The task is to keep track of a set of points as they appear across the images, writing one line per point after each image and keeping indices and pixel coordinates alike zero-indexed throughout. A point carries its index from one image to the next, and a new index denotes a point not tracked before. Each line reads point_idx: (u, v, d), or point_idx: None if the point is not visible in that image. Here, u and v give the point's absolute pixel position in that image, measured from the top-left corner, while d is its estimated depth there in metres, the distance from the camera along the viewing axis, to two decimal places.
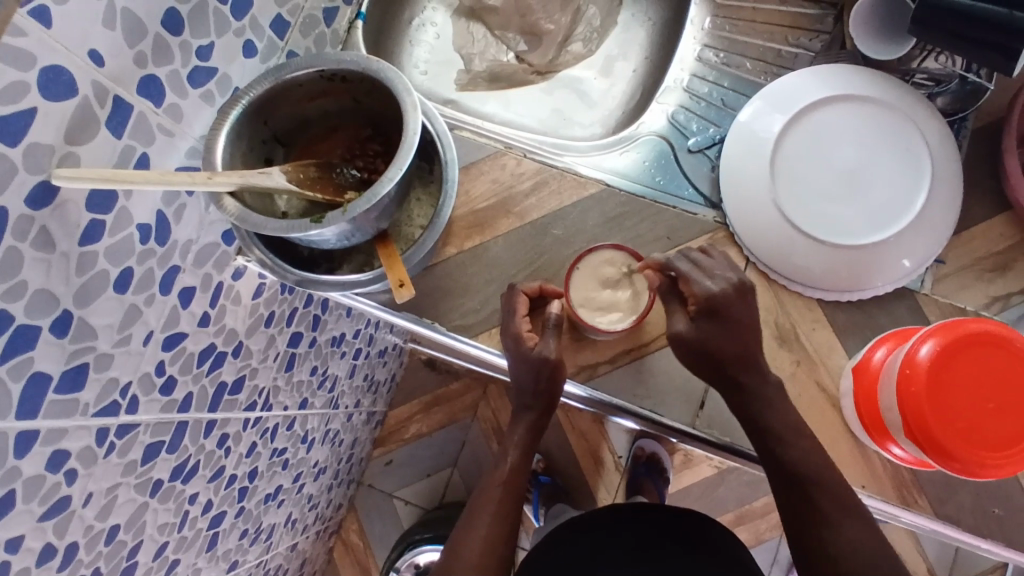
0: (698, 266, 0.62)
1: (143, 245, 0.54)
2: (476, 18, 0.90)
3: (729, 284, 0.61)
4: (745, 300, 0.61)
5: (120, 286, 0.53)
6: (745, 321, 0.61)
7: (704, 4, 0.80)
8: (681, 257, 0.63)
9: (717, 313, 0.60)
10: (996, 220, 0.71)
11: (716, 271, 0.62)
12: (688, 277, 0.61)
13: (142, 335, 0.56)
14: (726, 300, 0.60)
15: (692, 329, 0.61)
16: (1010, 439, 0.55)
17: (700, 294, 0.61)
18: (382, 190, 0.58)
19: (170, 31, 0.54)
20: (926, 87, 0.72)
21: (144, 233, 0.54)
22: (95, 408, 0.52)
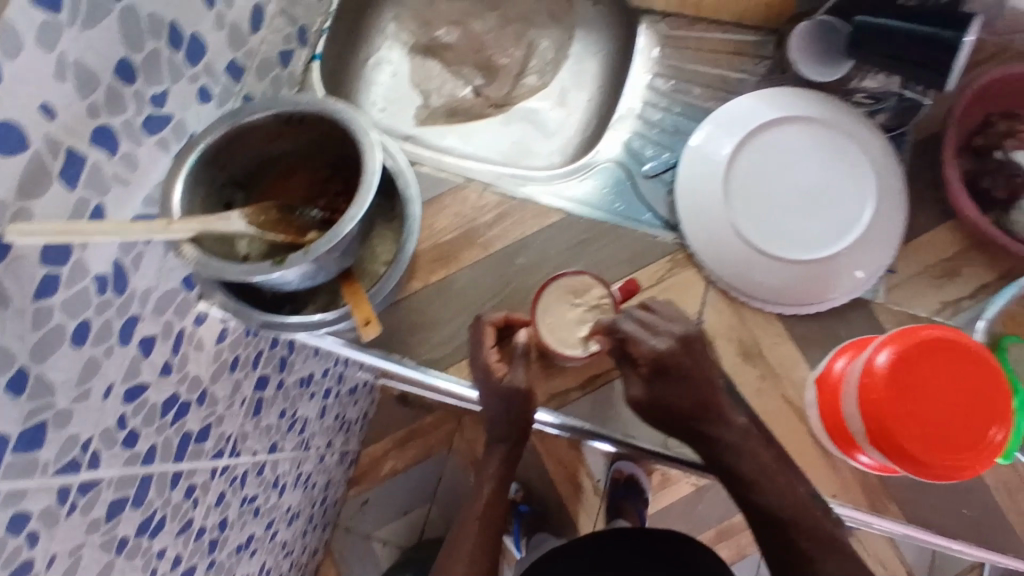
0: (644, 324, 0.60)
1: (100, 296, 0.53)
2: (433, 55, 0.92)
3: (674, 340, 0.59)
4: (693, 353, 0.60)
5: (78, 340, 0.51)
6: (696, 376, 0.59)
7: (651, 36, 0.82)
8: (625, 318, 0.60)
9: (665, 372, 0.59)
10: (941, 227, 0.74)
11: (660, 328, 0.60)
12: (634, 339, 0.59)
13: (101, 388, 0.55)
14: (673, 359, 0.58)
15: (646, 391, 0.60)
16: (971, 441, 0.56)
17: (647, 355, 0.59)
18: (343, 229, 0.58)
19: (123, 81, 0.54)
20: (866, 105, 0.76)
21: (102, 284, 0.53)
22: (56, 466, 0.51)
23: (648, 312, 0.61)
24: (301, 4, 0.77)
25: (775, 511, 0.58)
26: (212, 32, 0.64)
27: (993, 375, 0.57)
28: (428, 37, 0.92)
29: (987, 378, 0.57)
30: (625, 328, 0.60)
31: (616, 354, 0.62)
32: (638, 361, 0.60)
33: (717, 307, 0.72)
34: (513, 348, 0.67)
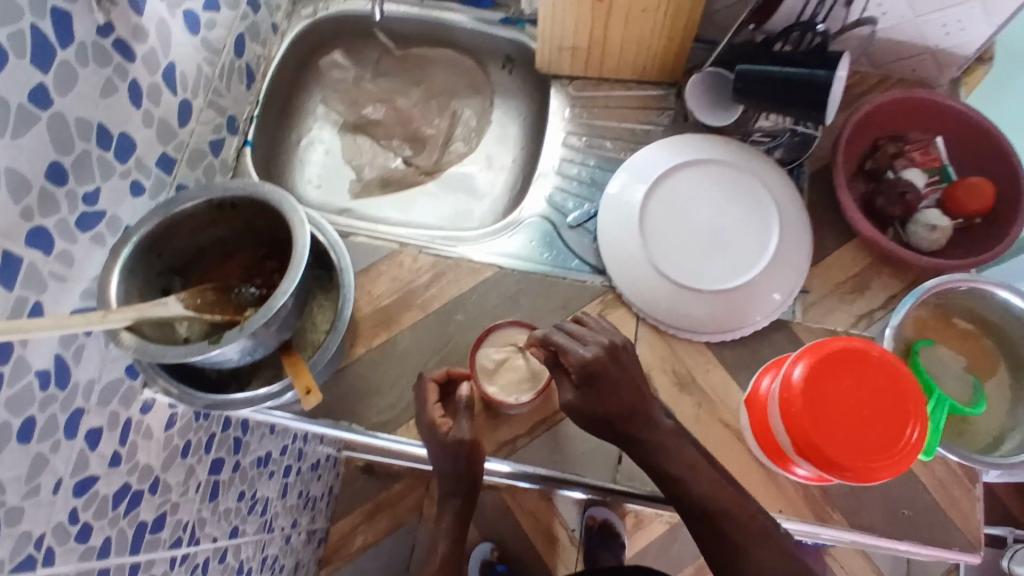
0: (573, 336, 0.64)
1: (44, 391, 0.55)
2: (361, 132, 0.97)
3: (601, 349, 0.63)
4: (620, 364, 0.63)
5: (24, 437, 0.53)
6: (623, 383, 0.63)
7: (561, 97, 0.88)
8: (557, 331, 0.64)
9: (594, 380, 0.62)
10: (846, 247, 0.79)
11: (588, 339, 0.64)
12: (564, 348, 0.63)
13: (50, 484, 0.55)
14: (601, 366, 0.61)
15: (578, 397, 0.62)
16: (891, 440, 0.59)
17: (576, 363, 0.62)
18: (276, 303, 0.60)
19: (55, 183, 0.57)
20: (764, 142, 0.81)
21: (45, 379, 0.55)
22: (11, 564, 0.51)
23: (577, 326, 0.66)
24: (228, 96, 0.81)
25: (699, 500, 0.61)
26: (141, 129, 0.67)
27: (900, 377, 0.60)
28: (356, 115, 0.97)
29: (896, 381, 0.60)
30: (557, 340, 0.63)
31: (551, 366, 0.66)
32: (569, 370, 0.62)
33: (650, 342, 0.75)
34: (456, 404, 0.70)
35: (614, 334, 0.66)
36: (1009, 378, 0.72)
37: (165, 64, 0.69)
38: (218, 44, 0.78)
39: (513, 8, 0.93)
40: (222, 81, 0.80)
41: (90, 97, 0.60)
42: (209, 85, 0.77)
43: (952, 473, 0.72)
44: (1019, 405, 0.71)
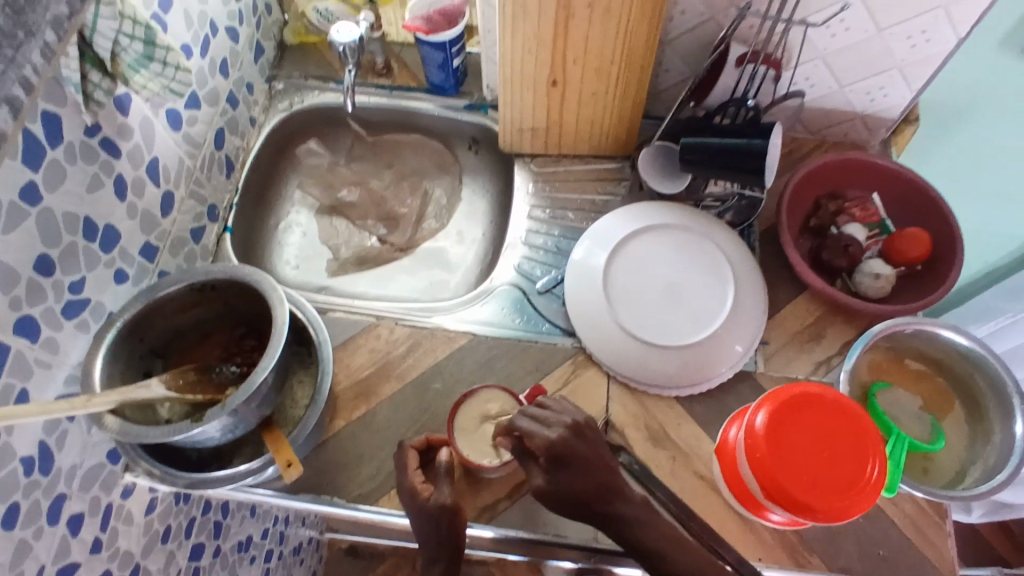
0: (537, 420, 0.64)
1: (27, 477, 0.58)
2: (337, 213, 1.01)
3: (566, 429, 0.63)
4: (587, 442, 0.63)
5: (7, 523, 0.56)
6: (593, 461, 0.62)
7: (525, 173, 0.94)
8: (521, 417, 0.65)
9: (562, 460, 0.61)
10: (799, 299, 0.84)
11: (552, 420, 0.64)
12: (530, 432, 0.63)
13: (33, 571, 0.58)
14: (566, 446, 0.61)
15: (549, 481, 0.61)
16: (854, 479, 0.61)
17: (542, 445, 0.62)
18: (258, 379, 0.63)
19: (42, 274, 0.60)
20: (715, 207, 0.87)
21: (28, 465, 0.58)
22: None
23: (542, 410, 0.66)
24: (208, 185, 0.86)
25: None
26: (125, 220, 0.71)
27: (855, 418, 0.64)
28: (331, 197, 1.01)
29: (852, 421, 0.63)
30: (521, 425, 0.64)
31: (521, 455, 0.65)
32: (536, 453, 0.62)
33: (621, 400, 0.78)
34: (436, 470, 0.70)
35: (577, 411, 0.66)
36: (965, 416, 0.76)
37: (148, 159, 0.74)
38: (199, 138, 0.83)
39: (476, 94, 0.99)
40: (203, 172, 0.84)
41: (77, 193, 0.64)
42: (190, 175, 0.82)
43: (921, 510, 0.74)
44: (977, 441, 0.74)
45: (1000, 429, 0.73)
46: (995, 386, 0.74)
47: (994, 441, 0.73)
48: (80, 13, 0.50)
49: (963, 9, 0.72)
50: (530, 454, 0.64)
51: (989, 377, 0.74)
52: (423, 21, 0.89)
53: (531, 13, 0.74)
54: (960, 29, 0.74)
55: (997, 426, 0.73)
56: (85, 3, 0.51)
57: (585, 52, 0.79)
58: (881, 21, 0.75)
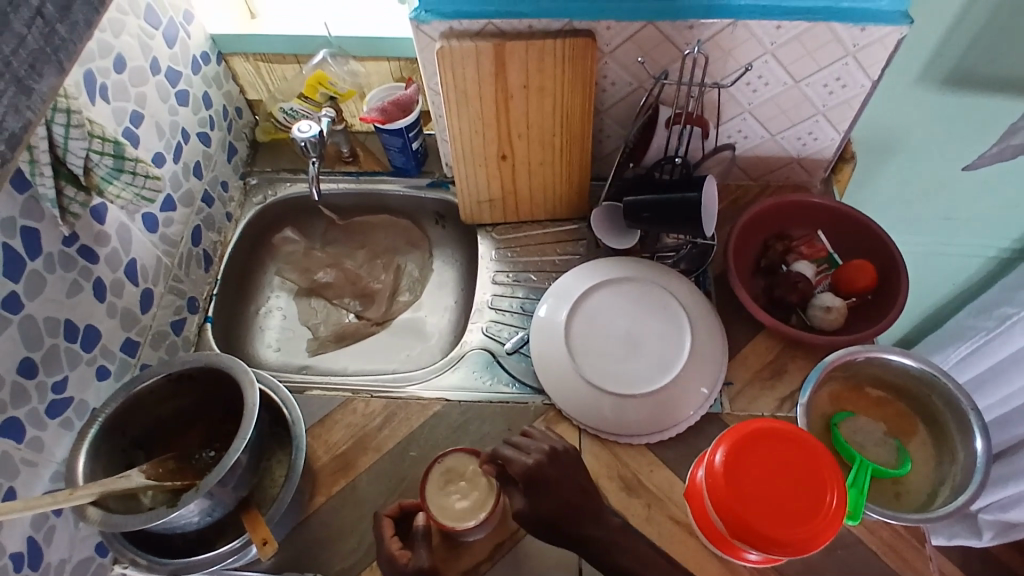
0: (518, 448, 0.71)
1: (16, 573, 0.63)
2: (315, 294, 1.06)
3: (542, 453, 0.70)
4: (561, 466, 0.70)
5: None
6: (566, 483, 0.68)
7: (488, 241, 0.99)
8: (504, 446, 0.71)
9: (538, 483, 0.68)
10: (758, 337, 0.87)
11: (532, 447, 0.70)
12: (510, 459, 0.69)
13: None
14: (541, 468, 0.68)
15: (526, 504, 0.67)
16: (814, 507, 0.63)
17: (521, 469, 0.68)
18: (230, 459, 0.66)
19: (26, 377, 0.65)
20: (670, 258, 0.92)
21: (17, 561, 0.64)
22: None
23: (522, 439, 0.72)
24: (186, 279, 0.91)
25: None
26: (106, 319, 0.76)
27: (810, 448, 0.66)
28: (308, 280, 1.06)
29: (808, 454, 0.65)
30: (504, 452, 0.70)
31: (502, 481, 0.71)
32: (515, 478, 0.68)
33: (594, 451, 0.80)
34: (414, 533, 0.72)
35: (556, 440, 0.73)
36: (930, 437, 0.78)
37: (126, 261, 0.79)
38: (175, 237, 0.88)
39: (437, 172, 1.05)
40: (181, 268, 0.90)
41: (57, 299, 0.69)
42: (168, 272, 0.87)
43: (899, 536, 0.75)
44: (944, 461, 0.76)
45: (962, 448, 0.74)
46: (951, 406, 0.76)
47: (959, 460, 0.74)
48: (10, 162, 0.42)
49: (868, 55, 0.77)
50: (510, 480, 0.70)
51: (944, 396, 0.77)
52: (378, 112, 0.95)
53: (473, 97, 0.81)
54: (871, 72, 0.79)
55: (960, 444, 0.75)
56: (17, 152, 0.43)
57: (528, 127, 0.85)
58: (795, 73, 0.81)
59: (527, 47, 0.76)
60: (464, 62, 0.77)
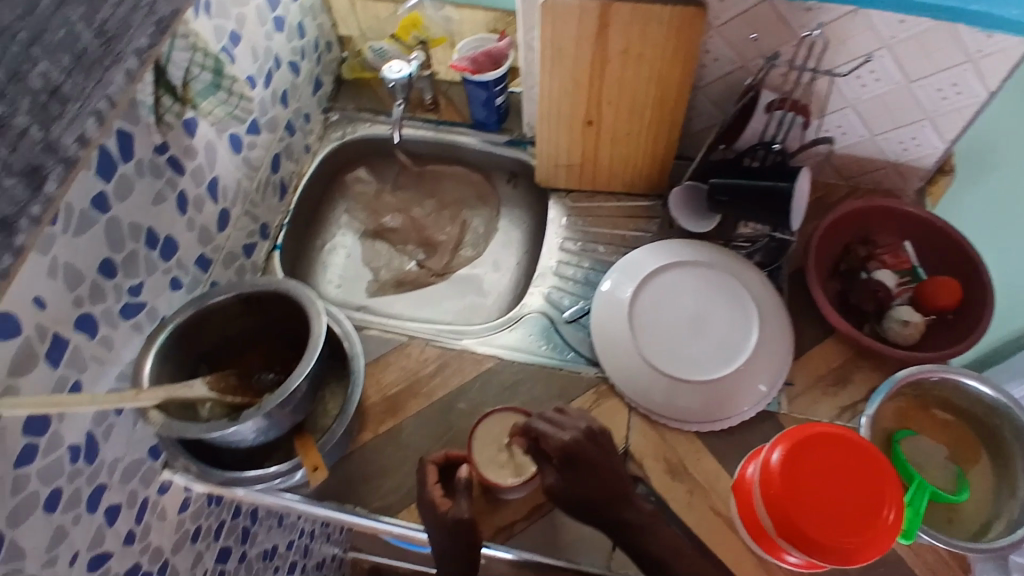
0: (554, 423, 0.68)
1: (72, 465, 0.65)
2: (380, 238, 1.07)
3: (579, 432, 0.67)
4: (598, 445, 0.68)
5: (48, 507, 0.62)
6: (603, 465, 0.66)
7: (559, 206, 0.97)
8: (538, 419, 0.69)
9: (573, 463, 0.66)
10: (826, 341, 0.85)
11: (568, 424, 0.68)
12: (545, 434, 0.67)
13: (68, 555, 0.65)
14: (579, 447, 0.66)
15: (560, 481, 0.66)
16: (869, 520, 0.62)
17: (556, 447, 0.66)
18: (292, 384, 0.67)
19: (104, 276, 0.67)
20: (744, 248, 0.89)
21: (74, 453, 0.65)
22: None
23: (558, 413, 0.70)
24: (262, 205, 0.92)
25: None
26: (185, 232, 0.77)
27: (873, 461, 0.64)
28: (375, 223, 1.07)
29: (867, 466, 0.64)
30: (538, 426, 0.68)
31: (533, 453, 0.69)
32: (551, 454, 0.67)
33: (642, 431, 0.79)
34: (456, 484, 0.73)
35: (591, 417, 0.70)
36: (991, 468, 0.75)
37: (209, 178, 0.80)
38: (257, 161, 0.89)
39: (516, 132, 1.04)
40: (258, 193, 0.91)
41: (142, 205, 0.70)
42: (247, 195, 0.88)
43: (944, 562, 0.73)
44: (1002, 494, 0.73)
45: None
46: (1020, 438, 0.73)
47: (1019, 495, 0.71)
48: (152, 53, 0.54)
49: (991, 64, 0.72)
50: (543, 454, 0.68)
51: (1014, 428, 0.74)
52: (469, 62, 0.95)
53: (568, 57, 0.79)
54: (990, 83, 0.74)
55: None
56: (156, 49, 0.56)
57: (619, 94, 0.83)
58: (909, 73, 0.76)
59: (635, 9, 0.73)
60: (566, 20, 0.75)
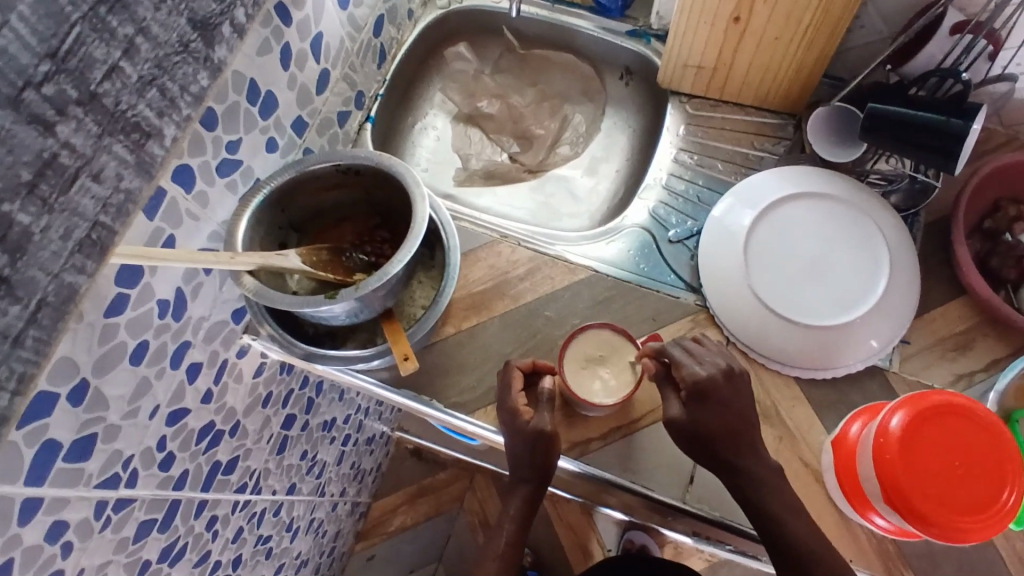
0: (690, 353, 0.67)
1: (160, 319, 0.63)
2: (473, 124, 1.00)
3: (718, 369, 0.66)
4: (733, 386, 0.66)
5: (135, 359, 0.61)
6: (733, 405, 0.65)
7: (677, 114, 0.89)
8: (675, 346, 0.68)
9: (704, 397, 0.65)
10: (954, 302, 0.77)
11: (705, 357, 0.67)
12: (679, 362, 0.66)
13: (148, 409, 0.64)
14: (713, 384, 0.64)
15: (683, 412, 0.65)
16: (982, 502, 0.58)
17: (689, 377, 0.65)
18: (392, 270, 0.63)
19: (205, 127, 0.61)
20: (880, 186, 0.80)
21: (163, 308, 0.63)
22: (98, 479, 0.60)
23: (696, 345, 0.68)
24: (360, 71, 0.85)
25: (783, 533, 0.63)
26: (285, 90, 0.72)
27: (1002, 444, 0.59)
28: (471, 106, 1.00)
29: (996, 443, 0.59)
30: (674, 353, 0.67)
31: (661, 380, 0.69)
32: (681, 385, 0.66)
33: None
34: (538, 394, 0.72)
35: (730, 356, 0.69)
36: None
37: (315, 33, 0.73)
38: (361, 21, 0.82)
39: (642, 21, 0.94)
40: (358, 57, 0.84)
41: (248, 54, 0.64)
42: (347, 58, 0.81)
43: None
44: None
45: None
46: None
47: None
48: None
49: None
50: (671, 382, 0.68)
51: None
52: None
53: None
54: None
55: None
56: None
57: None
58: None
59: None
60: None
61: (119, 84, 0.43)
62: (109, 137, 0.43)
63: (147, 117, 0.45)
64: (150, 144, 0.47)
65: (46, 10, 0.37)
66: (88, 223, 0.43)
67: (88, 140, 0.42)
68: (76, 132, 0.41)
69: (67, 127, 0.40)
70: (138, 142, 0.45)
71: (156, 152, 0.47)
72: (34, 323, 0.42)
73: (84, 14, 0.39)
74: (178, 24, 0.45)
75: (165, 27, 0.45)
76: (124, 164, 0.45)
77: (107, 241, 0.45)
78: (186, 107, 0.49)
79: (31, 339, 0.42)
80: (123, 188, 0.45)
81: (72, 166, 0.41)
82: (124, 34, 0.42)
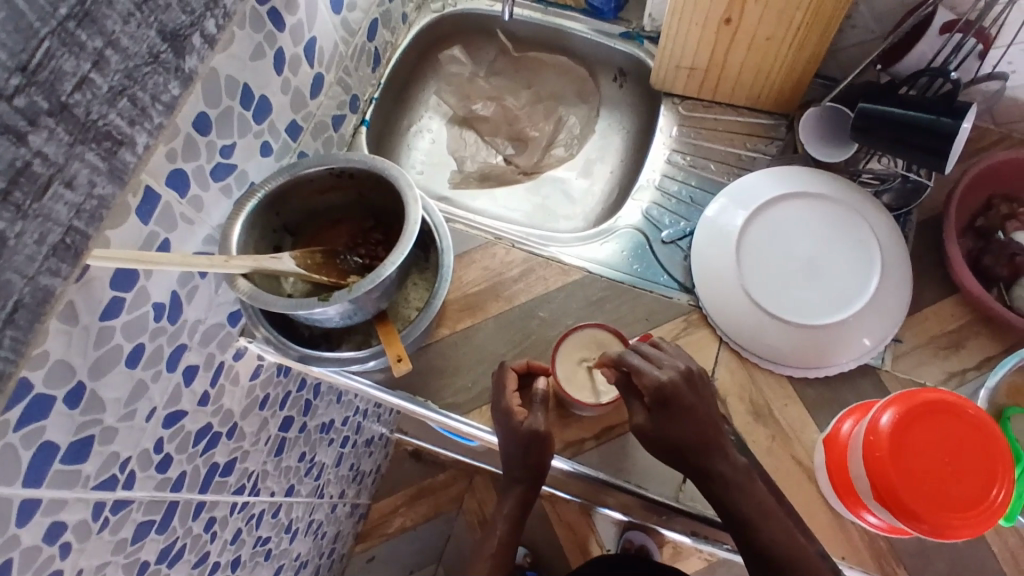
0: (648, 359, 0.66)
1: (156, 322, 0.63)
2: (468, 126, 1.00)
3: (677, 373, 0.65)
4: (695, 389, 0.65)
5: (131, 362, 0.61)
6: (697, 409, 0.64)
7: (670, 115, 0.90)
8: (633, 353, 0.67)
9: (667, 403, 0.63)
10: (946, 300, 0.77)
11: (664, 363, 0.65)
12: (639, 370, 0.65)
13: (145, 411, 0.64)
14: (675, 390, 0.63)
15: (650, 421, 0.64)
16: (972, 499, 0.58)
17: (651, 385, 0.64)
18: (384, 272, 0.64)
19: (199, 132, 0.62)
20: (872, 185, 0.80)
21: (158, 311, 0.63)
22: (95, 481, 0.60)
23: (655, 350, 0.67)
24: (354, 75, 0.86)
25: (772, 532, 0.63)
26: (278, 94, 0.72)
27: (992, 441, 0.59)
28: (465, 109, 1.00)
29: (986, 442, 0.59)
30: (632, 361, 0.65)
31: (623, 387, 0.68)
32: (643, 393, 0.65)
33: (730, 367, 0.75)
34: (532, 395, 0.72)
35: (690, 359, 0.68)
36: None
37: (308, 37, 0.74)
38: (355, 25, 0.82)
39: (634, 23, 0.94)
40: (352, 61, 0.84)
41: (240, 59, 0.65)
42: (341, 62, 0.82)
43: None
44: None
45: None
46: None
47: None
48: None
49: None
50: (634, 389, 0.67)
51: None
52: None
53: None
54: None
55: None
56: None
57: None
58: None
59: None
60: None
61: (90, 95, 0.43)
62: (82, 146, 0.44)
63: (119, 125, 0.46)
64: (122, 151, 0.48)
65: (15, 25, 0.37)
66: (62, 228, 0.44)
67: (60, 149, 0.42)
68: (48, 141, 0.41)
69: (40, 136, 0.41)
70: (110, 151, 0.46)
71: (129, 159, 0.48)
72: (11, 323, 0.42)
73: (53, 29, 0.39)
74: (148, 36, 0.46)
75: (135, 39, 0.45)
76: (97, 172, 0.45)
77: (81, 245, 0.46)
78: (158, 115, 0.49)
79: (10, 337, 0.43)
80: (96, 194, 0.46)
81: (46, 174, 0.42)
82: (93, 47, 0.42)
